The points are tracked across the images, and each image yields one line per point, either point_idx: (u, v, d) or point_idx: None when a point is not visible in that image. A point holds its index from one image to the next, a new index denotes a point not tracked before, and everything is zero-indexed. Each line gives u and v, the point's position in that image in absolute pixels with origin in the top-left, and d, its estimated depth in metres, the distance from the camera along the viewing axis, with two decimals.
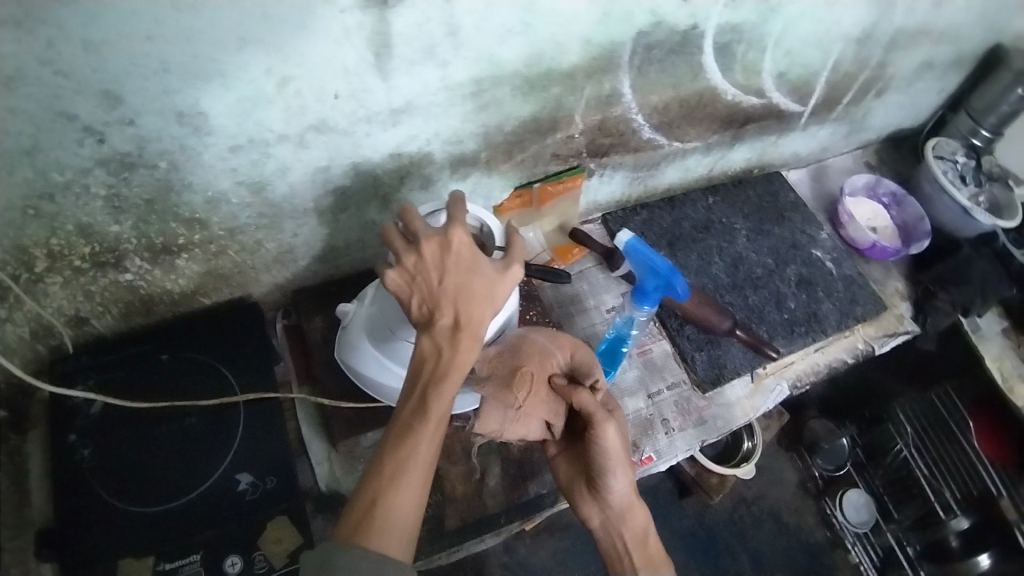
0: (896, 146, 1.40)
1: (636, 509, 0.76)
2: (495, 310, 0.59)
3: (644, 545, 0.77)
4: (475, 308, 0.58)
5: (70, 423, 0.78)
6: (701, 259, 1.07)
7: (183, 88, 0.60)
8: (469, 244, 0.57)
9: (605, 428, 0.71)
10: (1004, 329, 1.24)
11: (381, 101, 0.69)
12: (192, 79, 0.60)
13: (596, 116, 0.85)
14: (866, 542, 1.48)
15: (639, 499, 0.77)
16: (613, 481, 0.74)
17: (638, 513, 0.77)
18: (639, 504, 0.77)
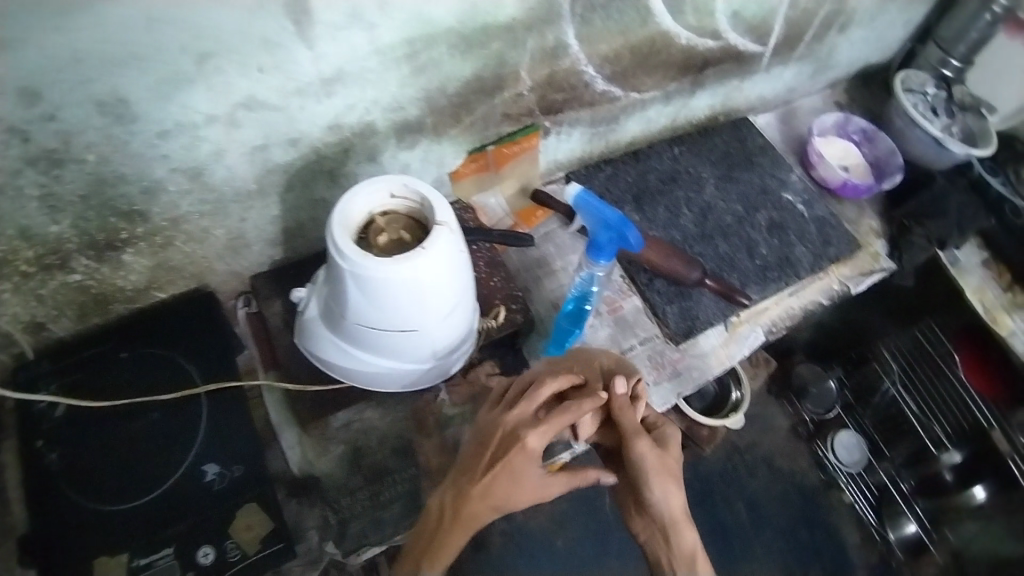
0: (865, 82, 1.37)
1: (682, 526, 0.69)
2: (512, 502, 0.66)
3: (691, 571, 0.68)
4: (498, 495, 0.66)
5: (37, 429, 0.76)
6: (669, 212, 1.05)
7: (101, 76, 0.57)
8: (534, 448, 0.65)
9: (638, 440, 0.69)
10: (984, 259, 1.21)
11: (311, 71, 0.66)
12: (107, 65, 0.56)
13: (544, 70, 0.82)
14: (860, 482, 1.48)
15: (685, 515, 0.69)
16: (651, 491, 0.69)
17: (684, 534, 0.69)
18: (685, 519, 0.69)
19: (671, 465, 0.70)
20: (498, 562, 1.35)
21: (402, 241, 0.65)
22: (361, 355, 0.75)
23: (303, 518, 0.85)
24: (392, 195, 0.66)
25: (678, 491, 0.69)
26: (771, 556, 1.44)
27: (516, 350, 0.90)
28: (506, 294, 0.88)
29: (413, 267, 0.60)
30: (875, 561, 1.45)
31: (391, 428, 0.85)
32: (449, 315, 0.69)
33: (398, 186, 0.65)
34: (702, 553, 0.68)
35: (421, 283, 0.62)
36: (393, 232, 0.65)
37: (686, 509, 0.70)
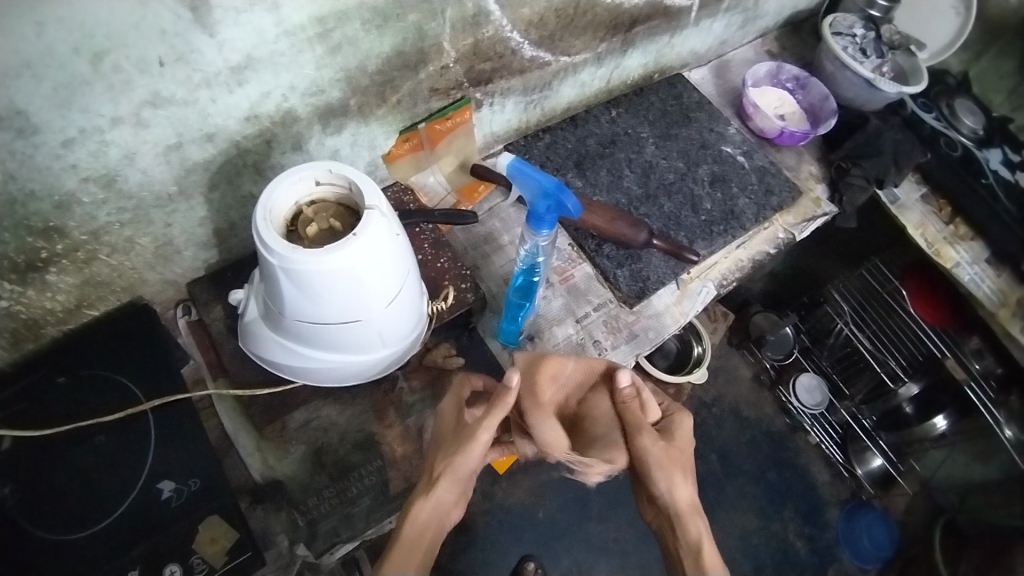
0: (794, 30, 1.39)
1: (688, 517, 0.68)
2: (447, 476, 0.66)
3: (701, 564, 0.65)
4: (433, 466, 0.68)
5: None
6: (611, 175, 1.05)
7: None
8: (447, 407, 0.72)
9: (642, 432, 0.69)
10: (924, 195, 1.26)
11: (217, 60, 0.62)
12: None
13: (467, 40, 0.80)
14: (823, 421, 1.52)
15: (691, 506, 0.68)
16: (654, 483, 0.68)
17: (690, 525, 0.68)
18: (691, 510, 0.69)
19: (676, 456, 0.69)
20: (482, 540, 1.36)
21: (334, 229, 0.62)
22: (311, 352, 0.72)
23: (271, 522, 0.80)
24: (318, 182, 0.63)
25: (682, 484, 0.68)
26: (747, 502, 1.48)
27: (471, 330, 0.90)
28: (455, 274, 0.86)
29: (346, 255, 0.58)
30: (846, 496, 1.51)
31: (353, 422, 0.83)
32: (392, 301, 0.67)
33: (322, 173, 0.63)
34: (709, 544, 0.66)
35: (356, 271, 0.59)
36: (322, 221, 0.62)
37: (693, 500, 0.69)
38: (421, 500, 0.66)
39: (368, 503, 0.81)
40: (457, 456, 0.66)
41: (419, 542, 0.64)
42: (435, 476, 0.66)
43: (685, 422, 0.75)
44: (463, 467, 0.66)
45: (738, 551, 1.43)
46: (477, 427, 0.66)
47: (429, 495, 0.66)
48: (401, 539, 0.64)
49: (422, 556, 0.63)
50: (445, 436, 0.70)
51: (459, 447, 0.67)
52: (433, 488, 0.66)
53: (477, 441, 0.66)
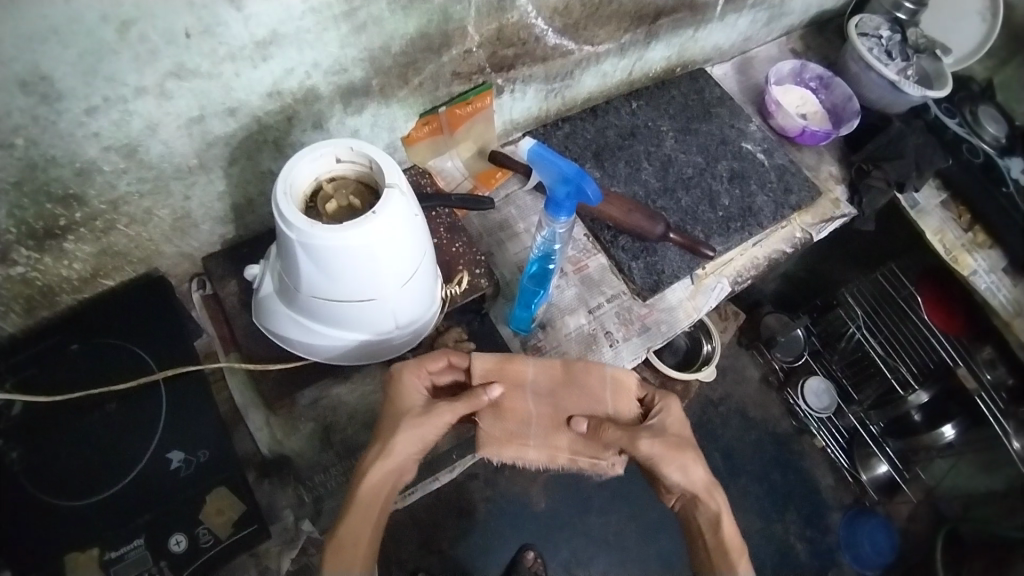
0: (819, 29, 1.37)
1: (708, 496, 0.68)
2: (404, 446, 0.66)
3: (724, 540, 0.68)
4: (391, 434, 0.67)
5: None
6: (630, 167, 1.04)
7: (19, 54, 0.53)
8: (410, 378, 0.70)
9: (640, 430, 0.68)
10: (943, 201, 1.23)
11: (242, 34, 0.62)
12: (24, 41, 0.52)
13: (492, 25, 0.79)
14: (830, 425, 1.50)
15: (707, 487, 0.68)
16: (669, 475, 0.67)
17: (710, 503, 0.69)
18: (710, 488, 0.69)
19: (679, 441, 0.68)
20: (483, 527, 1.37)
21: (352, 207, 0.62)
22: (324, 329, 0.73)
23: (276, 497, 0.82)
24: (338, 160, 0.63)
25: (697, 465, 0.68)
26: (748, 503, 1.48)
27: (483, 315, 0.89)
28: (469, 260, 0.86)
29: (366, 232, 0.58)
30: (849, 502, 1.50)
31: (361, 403, 0.84)
32: (408, 282, 0.68)
33: (344, 150, 0.62)
34: (728, 517, 0.69)
35: (374, 249, 0.60)
36: (342, 199, 0.62)
37: (709, 480, 0.68)
38: (376, 462, 0.65)
39: None
40: (420, 424, 0.66)
41: (374, 505, 0.64)
42: (391, 440, 0.66)
43: (674, 407, 0.73)
44: (426, 436, 0.67)
45: None
46: (445, 409, 0.68)
47: (386, 458, 0.65)
48: (356, 501, 0.64)
49: (375, 524, 0.64)
50: (403, 404, 0.68)
51: (420, 420, 0.67)
52: (390, 454, 0.65)
53: (436, 416, 0.67)
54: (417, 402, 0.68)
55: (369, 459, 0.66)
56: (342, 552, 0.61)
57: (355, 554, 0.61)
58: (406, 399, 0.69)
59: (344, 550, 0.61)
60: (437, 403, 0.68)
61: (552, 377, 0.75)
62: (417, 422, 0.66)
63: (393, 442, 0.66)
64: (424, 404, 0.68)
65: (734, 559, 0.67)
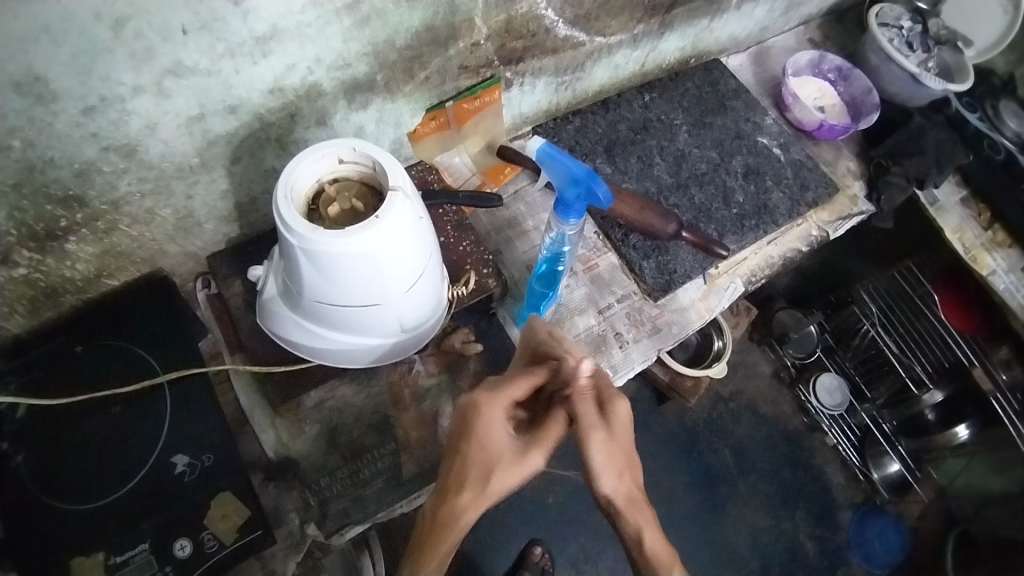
0: (839, 18, 1.33)
1: (631, 513, 0.68)
2: (493, 495, 0.62)
3: (655, 554, 0.68)
4: (468, 473, 0.62)
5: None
6: (642, 162, 1.01)
7: (10, 54, 0.51)
8: (488, 413, 0.62)
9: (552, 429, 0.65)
10: (963, 199, 1.20)
11: (241, 30, 0.60)
12: (15, 41, 0.50)
13: (500, 16, 0.77)
14: (843, 423, 1.49)
15: (629, 501, 0.67)
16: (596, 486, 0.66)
17: (631, 519, 0.68)
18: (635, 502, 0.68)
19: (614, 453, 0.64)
20: (490, 523, 1.36)
21: (355, 210, 0.60)
22: (328, 333, 0.71)
23: (282, 500, 0.79)
24: (341, 161, 0.62)
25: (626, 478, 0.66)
26: (759, 500, 1.46)
27: (491, 316, 0.88)
28: (477, 259, 0.84)
29: (367, 238, 0.56)
30: (860, 500, 1.48)
31: (367, 404, 0.83)
32: (413, 287, 0.66)
33: (346, 151, 0.61)
34: (651, 537, 0.67)
35: (376, 255, 0.58)
36: (344, 202, 0.60)
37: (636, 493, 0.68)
38: (468, 508, 0.63)
39: (380, 486, 0.80)
40: (509, 478, 0.62)
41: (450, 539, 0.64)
42: (486, 491, 0.62)
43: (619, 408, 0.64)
44: (512, 484, 0.63)
45: (747, 549, 1.41)
46: (535, 449, 0.63)
47: (473, 505, 0.62)
48: (439, 534, 0.64)
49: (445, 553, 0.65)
50: (492, 450, 0.62)
51: (510, 468, 0.62)
52: (482, 500, 0.62)
53: (528, 466, 0.63)
54: (505, 446, 0.62)
55: (453, 506, 0.63)
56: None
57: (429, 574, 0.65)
58: (493, 443, 0.62)
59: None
60: (527, 451, 0.63)
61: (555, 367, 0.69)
62: (510, 471, 0.62)
63: (488, 494, 0.62)
64: (508, 452, 0.62)
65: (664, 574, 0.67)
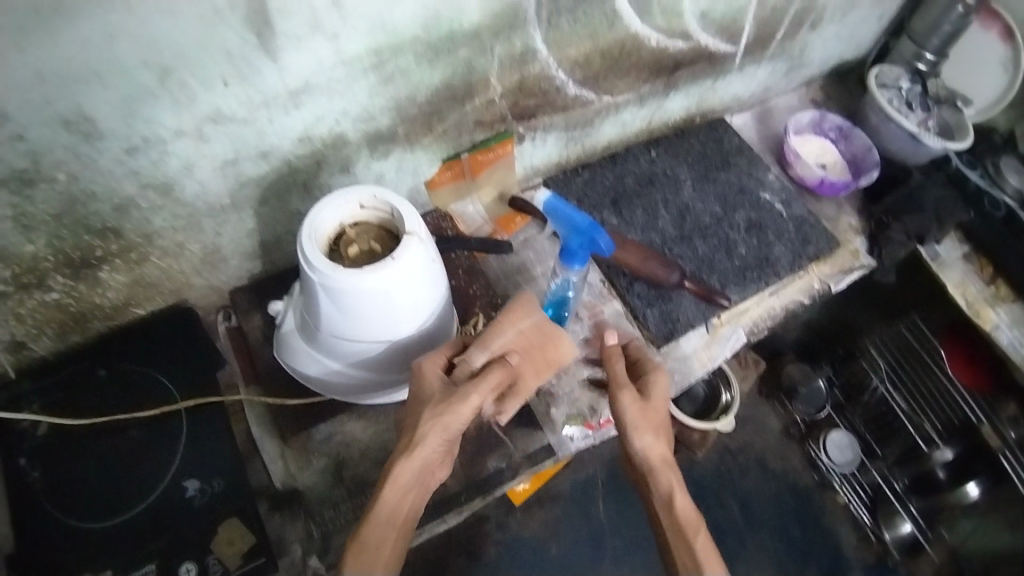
0: (840, 80, 1.39)
1: (661, 471, 0.72)
2: (433, 442, 0.65)
3: (684, 521, 0.70)
4: (412, 420, 0.66)
5: (19, 447, 0.76)
6: (647, 214, 1.06)
7: (64, 95, 0.56)
8: (427, 366, 0.68)
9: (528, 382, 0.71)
10: (964, 254, 1.23)
11: (276, 84, 0.65)
12: (70, 84, 0.56)
13: (514, 76, 0.82)
14: (853, 482, 1.47)
15: (662, 459, 0.72)
16: (633, 444, 0.72)
17: (664, 477, 0.72)
18: (664, 461, 0.72)
19: (649, 417, 0.73)
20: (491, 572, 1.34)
21: (373, 252, 0.64)
22: (340, 367, 0.75)
23: (285, 531, 0.79)
24: (362, 206, 0.66)
25: (659, 439, 0.72)
26: (767, 558, 1.42)
27: None
28: (486, 302, 0.87)
29: (383, 277, 0.60)
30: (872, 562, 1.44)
31: (374, 440, 0.83)
32: (424, 324, 0.70)
33: (367, 197, 0.65)
34: (681, 495, 0.70)
35: (391, 293, 0.62)
36: (363, 243, 0.65)
37: (665, 455, 0.72)
38: (404, 460, 0.64)
39: None
40: (444, 415, 0.64)
41: (395, 505, 0.65)
42: (418, 434, 0.64)
43: (659, 385, 0.76)
44: (452, 426, 0.65)
45: None
46: (471, 390, 0.65)
47: (412, 456, 0.64)
48: (382, 501, 0.64)
49: (399, 528, 0.65)
50: (425, 395, 0.67)
51: (444, 410, 0.64)
52: (416, 449, 0.64)
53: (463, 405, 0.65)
54: (437, 389, 0.67)
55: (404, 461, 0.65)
56: (365, 544, 0.63)
57: (377, 558, 0.63)
58: (427, 390, 0.67)
59: (371, 545, 0.63)
60: (458, 393, 0.65)
61: (531, 336, 0.72)
62: (439, 413, 0.64)
63: (423, 438, 0.64)
64: (443, 396, 0.66)
65: (690, 535, 0.69)
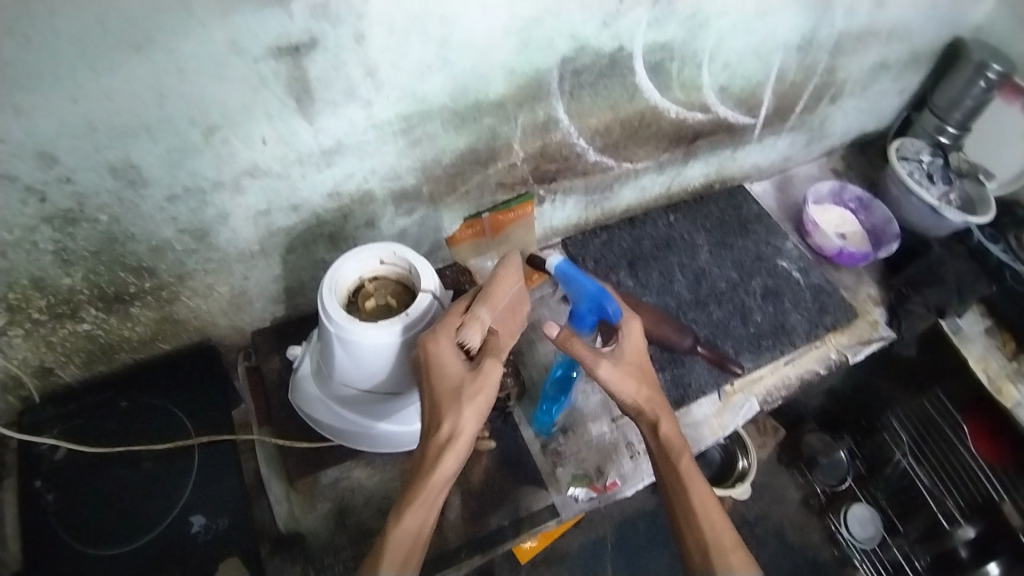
0: (862, 151, 1.41)
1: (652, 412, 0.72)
2: (478, 419, 0.61)
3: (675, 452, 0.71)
4: (440, 404, 0.61)
5: (37, 469, 0.78)
6: (663, 278, 1.07)
7: (112, 144, 0.61)
8: (439, 348, 0.61)
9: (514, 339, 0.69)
10: (987, 328, 1.24)
11: (310, 143, 0.69)
12: (120, 136, 0.60)
13: (536, 143, 0.86)
14: (875, 559, 1.38)
15: (655, 400, 0.73)
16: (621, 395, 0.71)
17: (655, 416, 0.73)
18: (654, 402, 0.73)
19: (633, 363, 0.72)
20: None
21: (388, 306, 0.67)
22: (350, 415, 0.76)
23: None
24: (382, 261, 0.68)
25: (649, 382, 0.72)
26: None
27: (506, 415, 0.91)
28: None
29: (396, 332, 0.63)
30: None
31: (379, 488, 0.85)
32: None
33: (388, 253, 0.68)
34: (669, 425, 0.72)
35: (401, 346, 0.65)
36: (380, 298, 0.67)
37: (656, 397, 0.73)
38: (449, 447, 0.60)
39: None
40: (482, 391, 0.61)
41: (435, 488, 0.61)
42: (461, 419, 0.60)
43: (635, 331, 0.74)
44: (487, 401, 0.61)
45: None
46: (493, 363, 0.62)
47: (457, 440, 0.60)
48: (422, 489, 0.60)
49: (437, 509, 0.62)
50: (451, 378, 0.61)
51: (479, 389, 0.61)
52: (461, 433, 0.60)
53: (491, 381, 0.62)
54: (461, 370, 0.62)
55: (438, 444, 0.61)
56: (406, 532, 0.60)
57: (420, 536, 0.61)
58: (450, 370, 0.61)
59: (408, 533, 0.60)
60: (485, 367, 0.62)
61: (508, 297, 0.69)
62: (476, 393, 0.61)
63: (463, 419, 0.60)
64: (470, 373, 0.62)
65: (678, 461, 0.70)
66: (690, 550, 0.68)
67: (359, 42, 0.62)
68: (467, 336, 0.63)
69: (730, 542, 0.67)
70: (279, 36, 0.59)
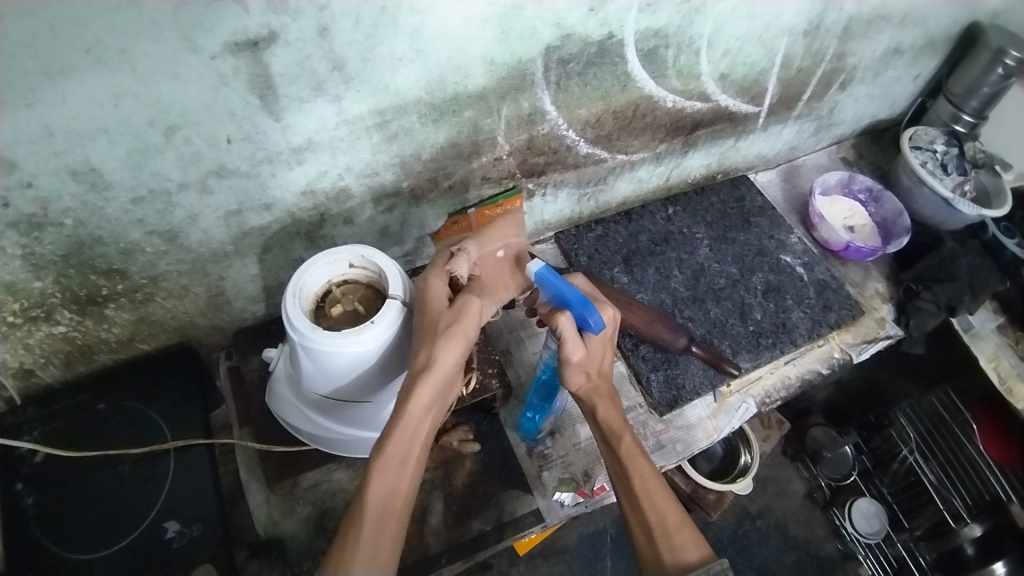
0: (872, 139, 1.35)
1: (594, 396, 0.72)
2: (457, 351, 0.60)
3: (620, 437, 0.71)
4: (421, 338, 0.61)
5: (17, 472, 0.76)
6: (659, 274, 1.03)
7: (71, 147, 0.58)
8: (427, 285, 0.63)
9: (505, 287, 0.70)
10: (999, 325, 1.17)
11: (280, 140, 0.66)
12: (79, 139, 0.57)
13: (522, 135, 0.82)
14: (878, 553, 1.32)
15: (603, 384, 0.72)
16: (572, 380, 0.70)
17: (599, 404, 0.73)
18: (602, 387, 0.72)
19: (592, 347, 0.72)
20: None
21: (358, 312, 0.64)
22: (325, 422, 0.74)
23: None
24: (351, 264, 0.66)
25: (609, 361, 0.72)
26: None
27: (492, 416, 0.89)
28: (484, 358, 0.87)
29: (361, 340, 0.60)
30: None
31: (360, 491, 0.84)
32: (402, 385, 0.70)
33: (356, 256, 0.65)
34: (605, 408, 0.72)
35: (368, 354, 0.62)
36: (347, 303, 0.64)
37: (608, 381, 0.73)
38: (425, 377, 0.59)
39: None
40: (460, 323, 0.61)
41: (417, 425, 0.59)
42: (437, 350, 0.59)
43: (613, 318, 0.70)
44: (467, 334, 0.61)
45: None
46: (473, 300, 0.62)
47: (434, 370, 0.59)
48: (400, 427, 0.58)
49: (417, 452, 0.59)
50: (433, 310, 0.62)
51: (458, 321, 0.61)
52: (435, 364, 0.59)
53: (469, 313, 0.61)
54: (443, 304, 0.62)
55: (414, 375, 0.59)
56: (387, 473, 0.57)
57: (400, 478, 0.58)
58: (433, 304, 0.62)
59: (388, 476, 0.57)
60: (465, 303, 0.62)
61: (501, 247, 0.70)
62: (454, 324, 0.61)
63: (441, 350, 0.59)
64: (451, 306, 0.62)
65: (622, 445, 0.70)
66: (637, 532, 0.66)
67: (322, 34, 0.58)
68: (456, 269, 0.66)
69: (675, 522, 0.65)
70: (236, 31, 0.55)
